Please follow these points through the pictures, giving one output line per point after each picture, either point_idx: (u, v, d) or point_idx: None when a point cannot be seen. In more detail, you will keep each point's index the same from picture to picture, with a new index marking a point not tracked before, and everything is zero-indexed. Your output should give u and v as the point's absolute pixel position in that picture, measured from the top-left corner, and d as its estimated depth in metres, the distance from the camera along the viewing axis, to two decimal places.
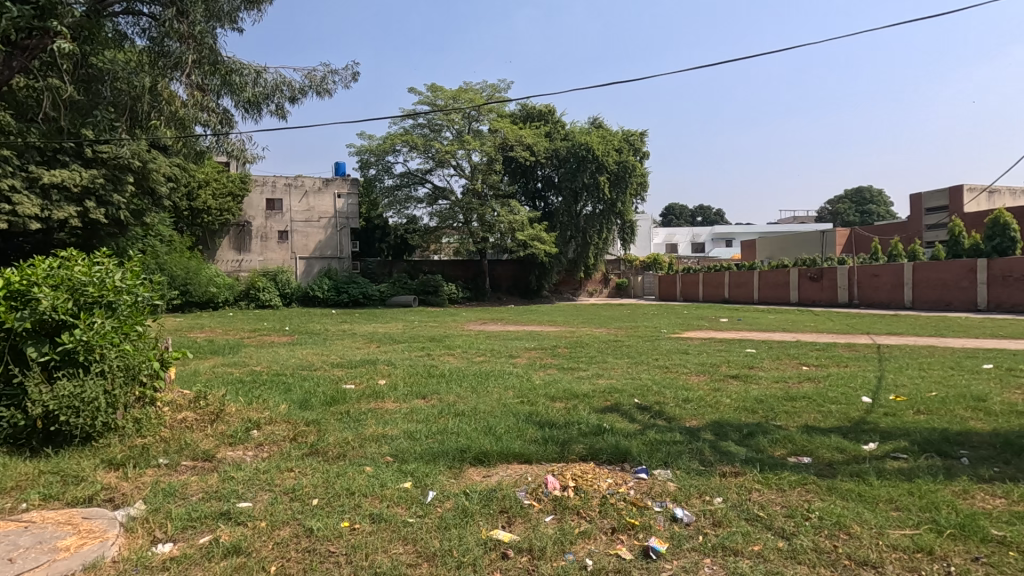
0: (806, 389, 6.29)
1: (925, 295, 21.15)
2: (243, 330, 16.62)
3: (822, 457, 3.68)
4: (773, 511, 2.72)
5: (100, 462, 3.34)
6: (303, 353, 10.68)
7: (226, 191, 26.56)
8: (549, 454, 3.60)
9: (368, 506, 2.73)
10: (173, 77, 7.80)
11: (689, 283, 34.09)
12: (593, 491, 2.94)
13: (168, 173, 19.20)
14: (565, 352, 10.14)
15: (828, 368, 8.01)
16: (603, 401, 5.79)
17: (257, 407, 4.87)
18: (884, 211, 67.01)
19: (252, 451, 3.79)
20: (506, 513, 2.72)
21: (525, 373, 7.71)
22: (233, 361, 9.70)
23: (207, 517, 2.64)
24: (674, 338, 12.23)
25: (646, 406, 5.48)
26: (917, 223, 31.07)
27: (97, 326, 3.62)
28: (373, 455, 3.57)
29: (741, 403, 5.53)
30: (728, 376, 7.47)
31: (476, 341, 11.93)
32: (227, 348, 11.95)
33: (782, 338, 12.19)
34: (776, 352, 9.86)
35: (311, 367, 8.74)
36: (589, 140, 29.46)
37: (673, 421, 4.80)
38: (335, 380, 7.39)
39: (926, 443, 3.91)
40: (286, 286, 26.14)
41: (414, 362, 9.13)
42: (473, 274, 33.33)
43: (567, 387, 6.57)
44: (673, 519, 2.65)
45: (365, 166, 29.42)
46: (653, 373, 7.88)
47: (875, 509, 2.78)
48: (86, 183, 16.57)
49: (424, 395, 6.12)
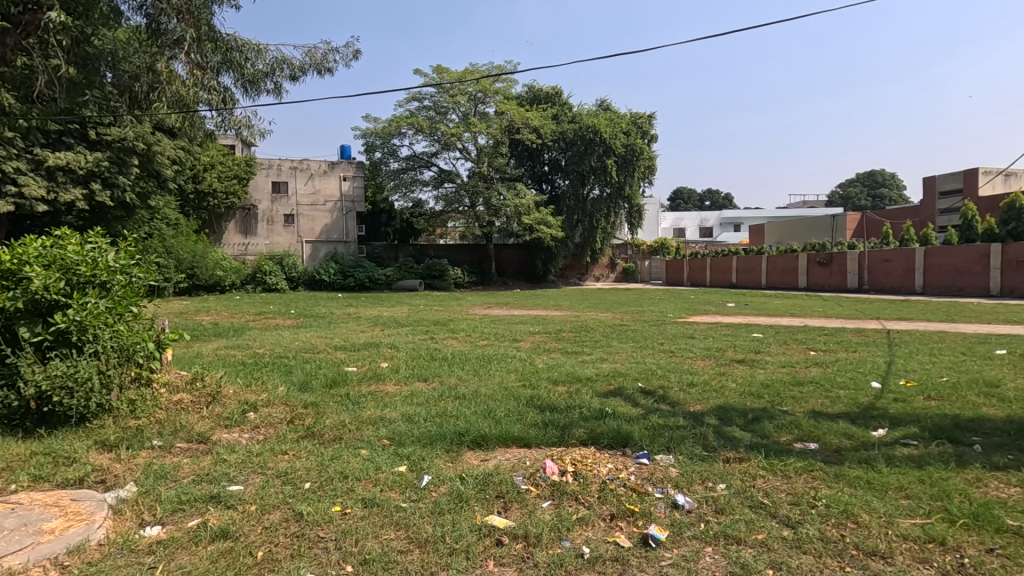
0: (813, 374, 6.20)
1: (936, 280, 20.88)
2: (249, 313, 16.71)
3: (830, 444, 3.58)
4: (778, 498, 2.63)
5: (93, 443, 3.29)
6: (307, 336, 10.67)
7: (232, 174, 26.51)
8: (549, 438, 3.53)
9: (361, 490, 2.67)
10: (173, 55, 7.66)
11: (697, 268, 33.85)
12: (593, 476, 2.86)
13: (173, 156, 19.26)
14: (569, 336, 10.09)
15: (836, 353, 7.88)
16: (606, 385, 5.74)
17: (256, 389, 4.83)
18: (895, 195, 66.05)
19: (248, 433, 3.76)
20: (503, 498, 2.65)
21: (528, 357, 7.66)
22: (237, 343, 9.69)
23: (197, 500, 2.59)
24: (680, 323, 12.16)
25: (650, 390, 5.41)
26: (929, 207, 30.60)
27: (90, 305, 3.57)
28: (370, 438, 3.51)
29: (746, 388, 5.44)
30: (734, 361, 7.37)
31: (481, 325, 11.89)
32: (231, 331, 11.96)
33: (790, 322, 12.05)
34: (784, 337, 9.73)
35: (314, 350, 8.72)
36: (597, 122, 29.06)
37: (677, 406, 4.73)
38: (338, 363, 7.37)
39: (937, 429, 3.80)
40: (293, 270, 26.17)
41: (417, 345, 9.08)
42: (479, 258, 33.26)
43: (570, 371, 6.50)
44: (674, 506, 2.57)
45: (370, 149, 29.27)
46: (658, 357, 7.80)
47: (884, 497, 2.70)
48: (91, 167, 16.55)
49: (426, 377, 6.09)
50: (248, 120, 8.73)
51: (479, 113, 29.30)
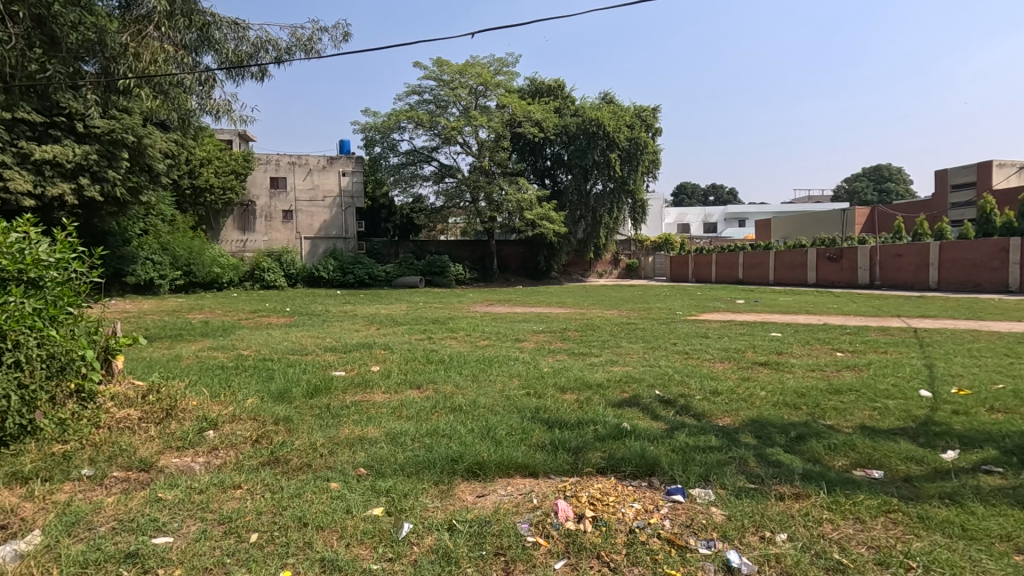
0: (849, 379, 5.59)
1: (951, 276, 20.25)
2: (243, 311, 16.17)
3: (897, 471, 2.99)
4: (859, 557, 2.07)
5: (4, 475, 2.72)
6: (298, 336, 10.11)
7: (228, 170, 25.95)
8: (559, 465, 2.96)
9: (322, 547, 2.09)
10: (142, 30, 7.08)
11: (703, 264, 33.24)
12: (617, 522, 2.29)
13: (166, 149, 18.68)
14: (575, 336, 9.48)
15: (865, 354, 7.27)
16: (620, 393, 5.13)
17: (224, 400, 4.26)
18: (902, 190, 65.28)
19: (203, 457, 3.20)
20: (504, 557, 2.08)
21: (532, 359, 7.05)
22: (222, 344, 9.11)
23: (109, 560, 2.01)
24: (691, 320, 11.59)
25: (669, 399, 4.83)
26: (942, 200, 29.90)
27: (11, 305, 2.99)
28: (342, 467, 2.91)
29: (778, 397, 4.82)
30: (756, 363, 6.78)
31: (481, 323, 11.31)
32: (219, 330, 11.44)
33: (809, 321, 11.38)
34: (804, 336, 9.10)
35: (303, 351, 8.13)
36: (601, 115, 28.48)
37: (703, 420, 4.15)
38: (324, 367, 6.77)
39: (1022, 452, 3.20)
40: (291, 267, 25.59)
41: (413, 345, 8.51)
42: (481, 254, 32.72)
43: (578, 375, 5.91)
44: (727, 569, 2.01)
45: (370, 144, 28.68)
46: (671, 359, 7.20)
47: (994, 553, 2.12)
48: (79, 160, 15.96)
49: (419, 384, 5.49)
50: (226, 104, 8.11)
51: (479, 106, 28.67)
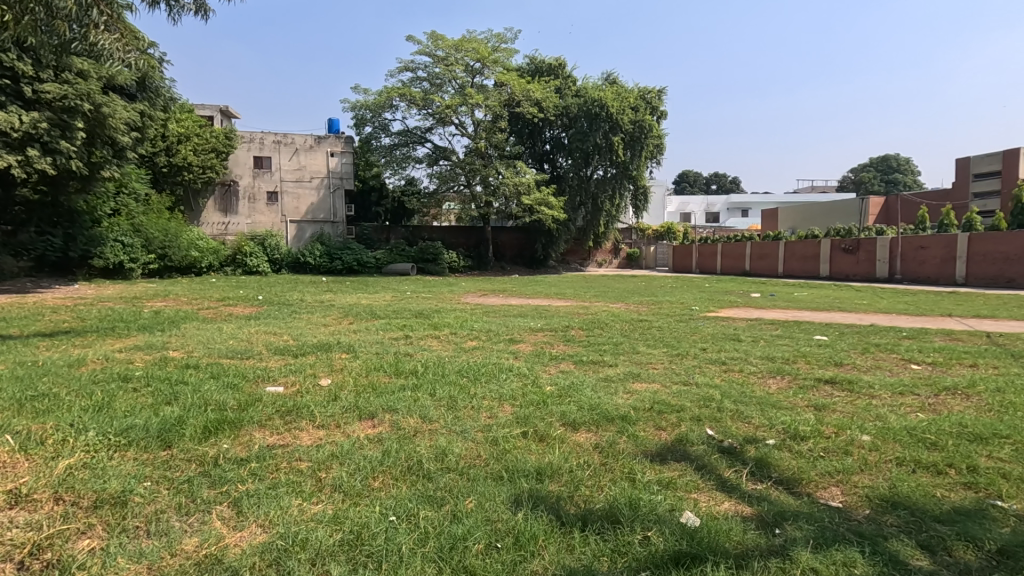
0: (967, 412, 4.03)
1: (981, 270, 18.76)
2: (210, 298, 14.52)
3: None
4: None
5: None
6: (250, 333, 8.45)
7: (208, 147, 23.94)
8: None
9: None
10: None
11: (707, 255, 31.74)
12: None
13: (130, 120, 16.57)
14: (580, 336, 7.87)
15: (952, 369, 5.75)
16: (658, 433, 3.54)
17: (37, 459, 2.67)
18: (910, 180, 63.72)
19: None
20: None
21: (531, 371, 5.45)
22: (148, 342, 7.37)
23: None
24: (714, 318, 10.00)
25: (733, 448, 3.27)
26: (964, 189, 28.43)
27: None
28: None
29: (895, 446, 3.25)
30: (821, 381, 5.21)
31: (471, 319, 9.68)
32: (164, 323, 9.70)
33: (851, 320, 9.80)
34: (855, 341, 7.55)
35: (242, 355, 6.44)
36: (603, 95, 26.58)
37: (806, 499, 2.59)
38: (257, 380, 5.10)
39: None
40: (275, 251, 23.95)
41: (384, 348, 6.86)
42: (476, 241, 31.16)
43: (593, 399, 4.29)
44: None
45: (359, 123, 26.89)
46: (709, 372, 5.62)
47: None
48: (28, 129, 13.86)
49: (373, 414, 3.87)
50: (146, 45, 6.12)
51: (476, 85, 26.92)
